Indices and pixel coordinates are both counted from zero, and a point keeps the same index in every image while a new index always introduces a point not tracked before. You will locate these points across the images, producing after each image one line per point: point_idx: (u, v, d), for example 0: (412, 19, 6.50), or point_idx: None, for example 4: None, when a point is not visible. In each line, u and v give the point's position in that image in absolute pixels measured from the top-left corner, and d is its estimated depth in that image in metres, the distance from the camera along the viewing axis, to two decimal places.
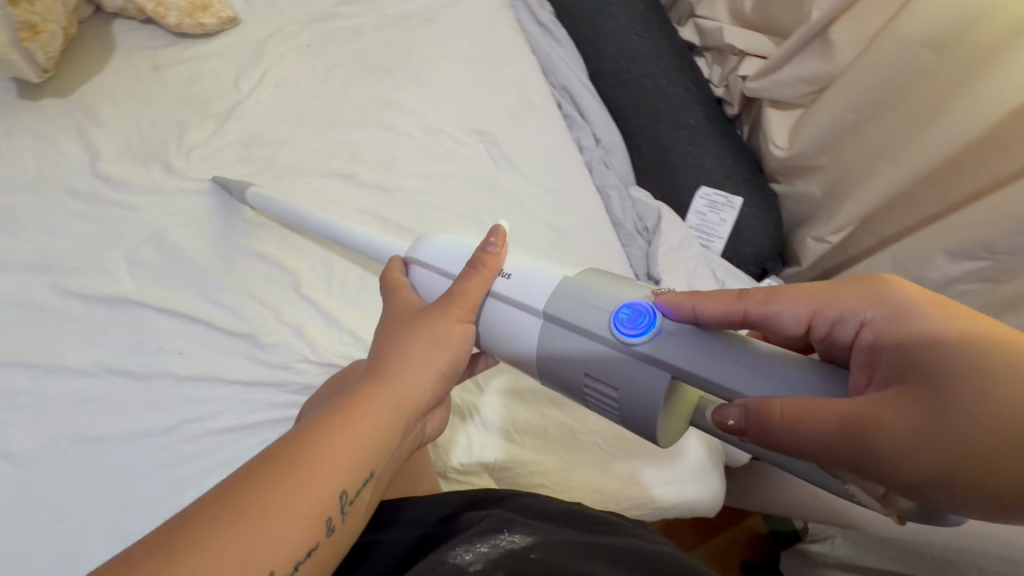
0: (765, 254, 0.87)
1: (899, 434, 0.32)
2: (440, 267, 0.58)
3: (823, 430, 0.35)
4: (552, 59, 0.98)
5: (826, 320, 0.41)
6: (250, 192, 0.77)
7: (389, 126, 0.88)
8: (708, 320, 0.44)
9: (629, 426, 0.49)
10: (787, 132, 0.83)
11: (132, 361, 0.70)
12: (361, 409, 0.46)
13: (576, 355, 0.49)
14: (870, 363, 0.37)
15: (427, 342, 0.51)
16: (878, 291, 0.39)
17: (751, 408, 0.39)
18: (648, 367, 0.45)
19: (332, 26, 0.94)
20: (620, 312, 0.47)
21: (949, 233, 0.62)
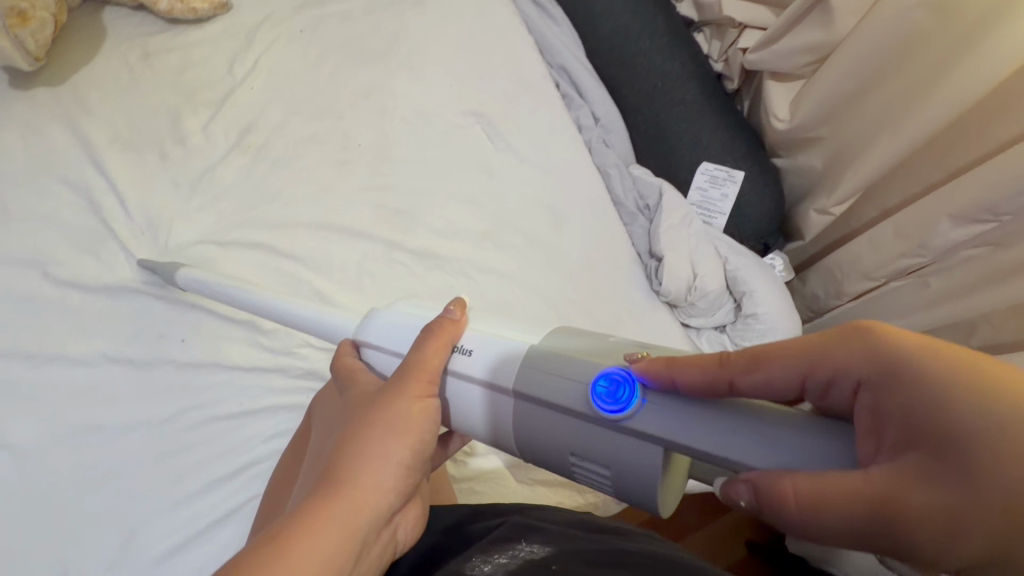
0: (766, 230, 0.86)
1: (933, 517, 0.27)
2: (392, 341, 0.53)
3: (848, 520, 0.29)
4: (548, 39, 0.97)
5: (819, 383, 0.33)
6: (185, 274, 0.70)
7: (382, 110, 0.89)
8: (690, 391, 0.38)
9: (627, 502, 0.44)
10: (788, 104, 0.81)
11: (133, 349, 0.72)
12: (299, 535, 0.37)
13: (556, 431, 0.44)
14: (878, 428, 0.31)
15: (387, 429, 0.43)
16: (868, 342, 0.31)
17: (761, 488, 0.33)
18: (637, 443, 0.41)
19: (323, 10, 0.94)
20: (597, 385, 0.42)
21: (951, 197, 0.60)
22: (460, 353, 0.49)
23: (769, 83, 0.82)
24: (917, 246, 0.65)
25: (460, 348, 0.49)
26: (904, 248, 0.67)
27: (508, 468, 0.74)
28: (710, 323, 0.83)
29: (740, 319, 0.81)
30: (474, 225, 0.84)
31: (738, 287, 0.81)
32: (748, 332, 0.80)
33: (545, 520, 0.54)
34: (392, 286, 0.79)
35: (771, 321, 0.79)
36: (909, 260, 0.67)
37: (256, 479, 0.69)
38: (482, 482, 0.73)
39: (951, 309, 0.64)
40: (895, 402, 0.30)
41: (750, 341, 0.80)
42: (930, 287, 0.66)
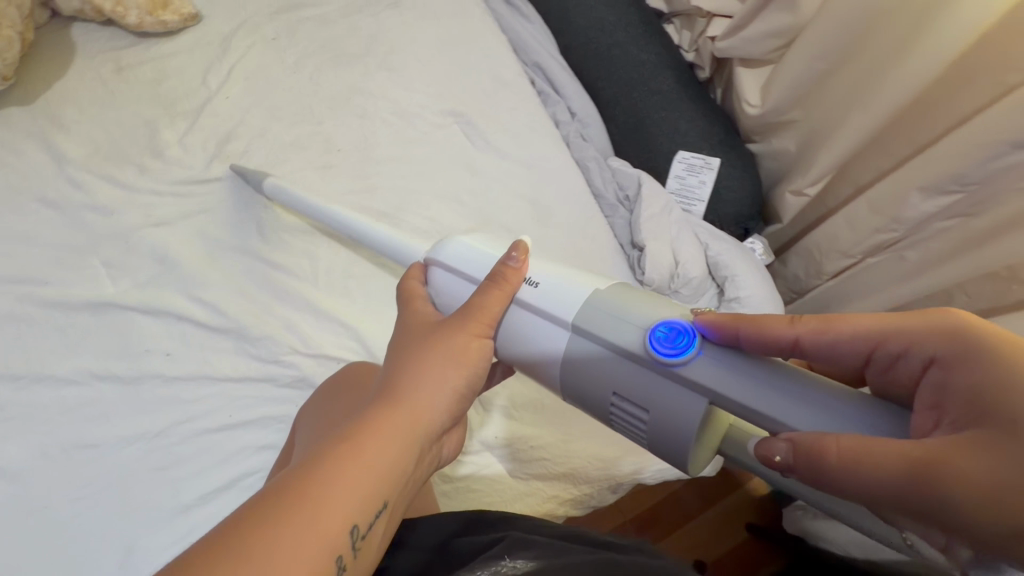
0: (746, 214, 0.87)
1: (982, 481, 0.30)
2: (464, 272, 0.56)
3: (891, 471, 0.32)
4: (522, 37, 0.99)
5: (890, 353, 0.37)
6: (267, 181, 0.79)
7: (362, 112, 0.89)
8: (755, 345, 0.41)
9: (658, 452, 0.46)
10: (759, 90, 0.82)
11: (118, 364, 0.71)
12: (372, 435, 0.44)
13: (606, 374, 0.46)
14: (938, 399, 0.34)
15: (445, 359, 0.48)
16: (948, 325, 0.35)
17: (804, 446, 0.35)
18: (681, 390, 0.43)
19: (297, 16, 0.95)
20: (656, 330, 0.44)
21: (922, 170, 0.61)
22: (527, 283, 0.51)
23: (739, 70, 0.83)
24: (891, 221, 0.66)
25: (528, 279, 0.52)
26: (878, 223, 0.67)
27: (503, 463, 0.74)
28: None
29: (723, 304, 0.82)
30: (459, 223, 0.84)
31: (720, 272, 0.82)
32: None
33: (532, 528, 0.57)
34: (380, 288, 0.79)
35: (754, 303, 0.79)
36: (884, 236, 0.68)
37: (250, 489, 0.68)
38: (480, 479, 0.73)
39: (930, 280, 0.66)
40: (962, 377, 0.33)
41: None
42: (907, 260, 0.67)
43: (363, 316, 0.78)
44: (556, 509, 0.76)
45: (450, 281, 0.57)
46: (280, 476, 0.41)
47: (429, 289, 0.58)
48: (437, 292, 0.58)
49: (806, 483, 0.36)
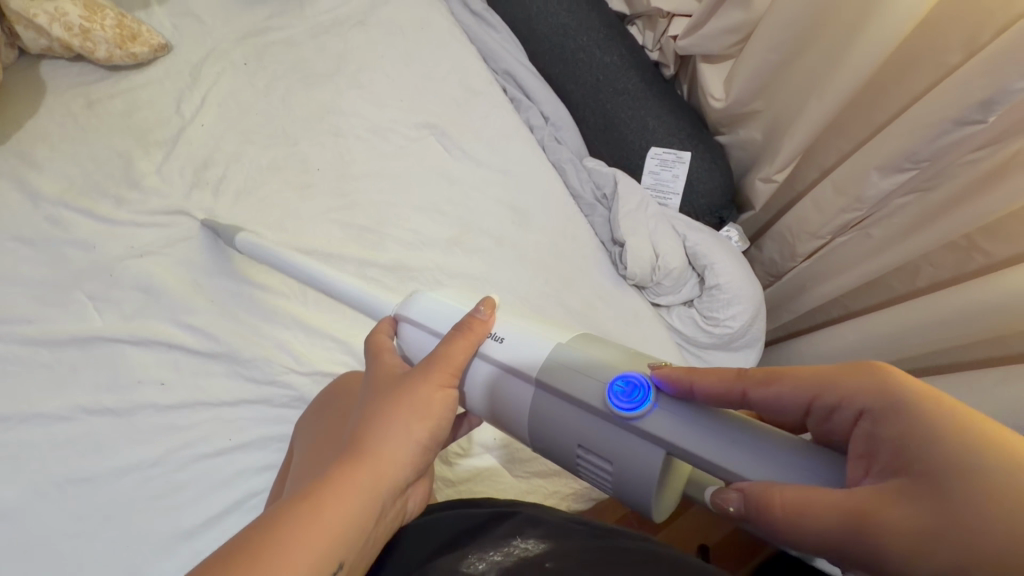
0: (719, 203, 0.90)
1: (908, 532, 0.31)
2: (430, 327, 0.58)
3: (828, 525, 0.34)
4: (490, 46, 1.01)
5: (825, 406, 0.38)
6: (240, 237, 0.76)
7: (336, 130, 0.90)
8: (708, 397, 0.42)
9: (624, 499, 0.48)
10: (722, 84, 0.85)
11: (109, 397, 0.71)
12: (335, 495, 0.44)
13: (569, 427, 0.48)
14: (869, 452, 0.36)
15: (410, 411, 0.49)
16: (874, 378, 0.36)
17: (753, 496, 0.37)
18: (641, 442, 0.44)
19: (266, 40, 0.96)
20: (614, 384, 0.46)
21: (877, 150, 0.63)
22: (492, 339, 0.54)
23: (702, 66, 0.86)
24: (854, 201, 0.68)
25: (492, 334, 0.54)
26: (843, 204, 0.70)
27: (503, 464, 0.75)
28: (678, 299, 0.86)
29: (705, 292, 0.84)
30: (442, 232, 0.86)
31: (700, 261, 0.84)
32: (714, 304, 0.83)
33: (549, 514, 0.60)
34: None
35: (733, 290, 0.82)
36: (850, 215, 0.70)
37: (252, 510, 0.69)
38: (480, 484, 0.74)
39: (896, 253, 0.69)
40: (888, 429, 0.35)
41: (716, 311, 0.83)
42: (872, 237, 0.70)
43: (352, 331, 0.79)
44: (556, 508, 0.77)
45: (417, 336, 0.59)
46: (242, 535, 0.41)
47: (397, 342, 0.60)
48: (406, 347, 0.60)
49: (759, 532, 0.38)
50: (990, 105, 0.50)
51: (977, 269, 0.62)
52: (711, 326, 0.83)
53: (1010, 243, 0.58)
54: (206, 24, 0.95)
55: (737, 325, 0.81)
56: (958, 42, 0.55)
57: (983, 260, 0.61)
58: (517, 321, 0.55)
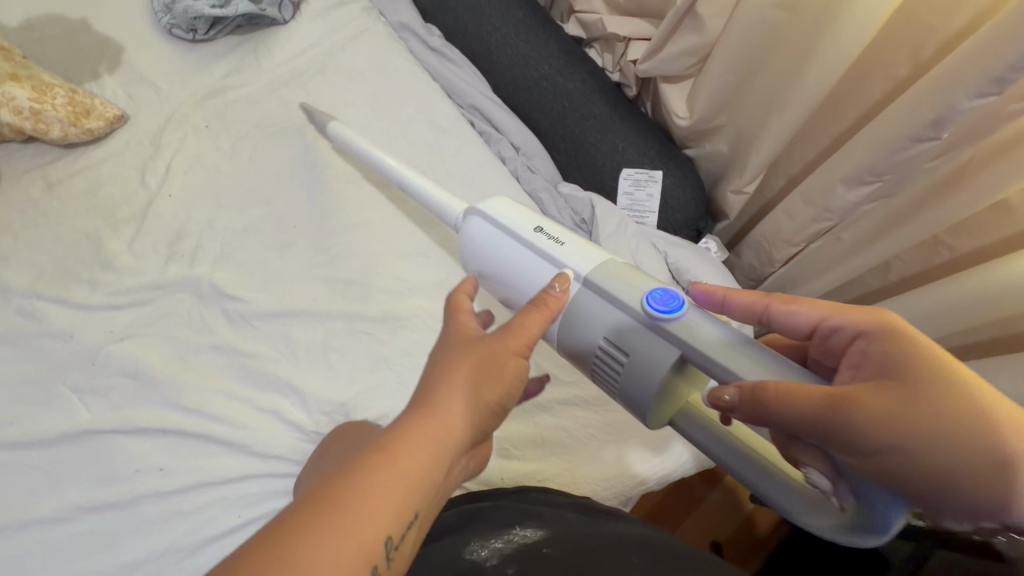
0: (695, 217, 0.92)
1: (876, 414, 0.40)
2: (501, 225, 0.62)
3: (816, 403, 0.41)
4: (453, 82, 1.01)
5: (830, 328, 0.47)
6: (331, 124, 0.87)
7: (310, 185, 0.90)
8: (734, 307, 0.53)
9: (626, 402, 0.53)
10: (684, 102, 0.87)
11: (108, 491, 0.69)
12: (406, 447, 0.45)
13: (599, 321, 0.53)
14: (857, 364, 0.44)
15: (479, 375, 0.50)
16: (876, 312, 0.45)
17: (748, 386, 0.43)
18: (660, 338, 0.49)
19: (226, 99, 0.94)
20: (653, 292, 0.51)
21: (840, 165, 0.65)
22: (553, 241, 0.58)
23: (664, 87, 0.88)
24: (823, 211, 0.70)
25: (551, 237, 0.59)
26: (813, 214, 0.72)
27: None
28: None
29: None
30: (427, 276, 0.86)
31: (683, 276, 0.86)
32: None
33: (548, 500, 0.64)
34: (362, 358, 0.80)
35: None
36: (820, 224, 0.72)
37: None
38: None
39: (868, 255, 0.71)
40: (880, 349, 0.43)
41: None
42: (844, 240, 0.73)
43: (349, 389, 0.78)
44: None
45: (477, 224, 0.64)
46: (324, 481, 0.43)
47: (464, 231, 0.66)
48: (467, 236, 0.66)
49: (748, 418, 0.44)
50: (942, 122, 0.53)
51: (944, 263, 0.65)
52: None
53: (971, 239, 0.61)
54: (161, 90, 0.93)
55: None
56: (904, 57, 0.59)
57: (949, 254, 0.64)
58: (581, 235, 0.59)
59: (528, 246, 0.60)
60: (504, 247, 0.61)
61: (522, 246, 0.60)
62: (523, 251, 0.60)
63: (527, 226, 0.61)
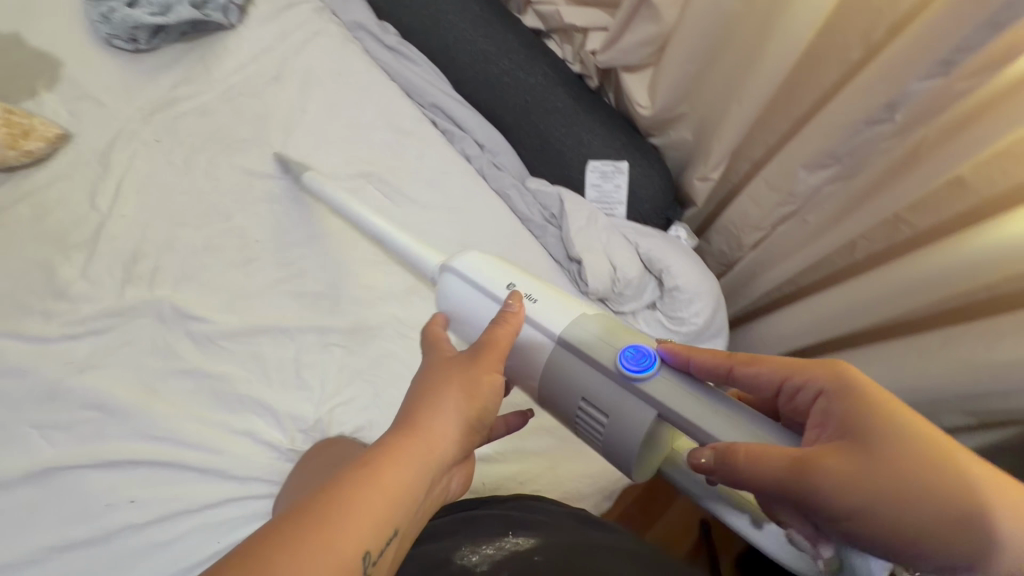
0: (664, 206, 0.91)
1: (844, 477, 0.40)
2: (473, 281, 0.61)
3: (781, 468, 0.41)
4: (413, 81, 0.99)
5: (794, 386, 0.47)
6: (306, 175, 0.85)
7: (272, 197, 0.87)
8: (700, 369, 0.50)
9: (612, 458, 0.53)
10: (646, 91, 0.86)
11: (80, 528, 0.67)
12: (388, 465, 0.45)
13: (576, 380, 0.53)
14: (822, 422, 0.44)
15: (460, 393, 0.49)
16: (836, 368, 0.45)
17: (720, 450, 0.43)
18: (636, 398, 0.50)
19: (175, 112, 0.91)
20: (625, 350, 0.51)
21: (802, 149, 0.66)
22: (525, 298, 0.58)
23: (625, 77, 0.87)
24: (787, 196, 0.71)
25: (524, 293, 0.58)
26: (777, 199, 0.73)
27: None
28: (642, 304, 0.86)
29: (666, 294, 0.85)
30: (398, 283, 0.84)
31: (655, 266, 0.86)
32: (677, 304, 0.84)
33: (544, 511, 0.63)
34: (335, 371, 0.78)
35: (692, 288, 0.84)
36: (784, 208, 0.73)
37: None
38: None
39: (832, 237, 0.72)
40: (842, 406, 0.43)
41: (680, 310, 0.84)
42: (808, 223, 0.73)
43: (325, 405, 0.76)
44: None
45: (449, 279, 0.64)
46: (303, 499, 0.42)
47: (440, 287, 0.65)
48: (439, 291, 0.65)
49: (725, 481, 0.44)
50: (894, 105, 0.56)
51: (906, 241, 0.65)
52: (678, 325, 0.85)
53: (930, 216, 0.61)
54: (106, 105, 0.89)
55: (702, 320, 0.83)
56: (856, 39, 0.59)
57: (909, 233, 0.64)
58: (551, 290, 0.58)
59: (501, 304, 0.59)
60: (477, 305, 0.61)
61: (495, 303, 0.60)
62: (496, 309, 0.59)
63: (499, 282, 0.60)
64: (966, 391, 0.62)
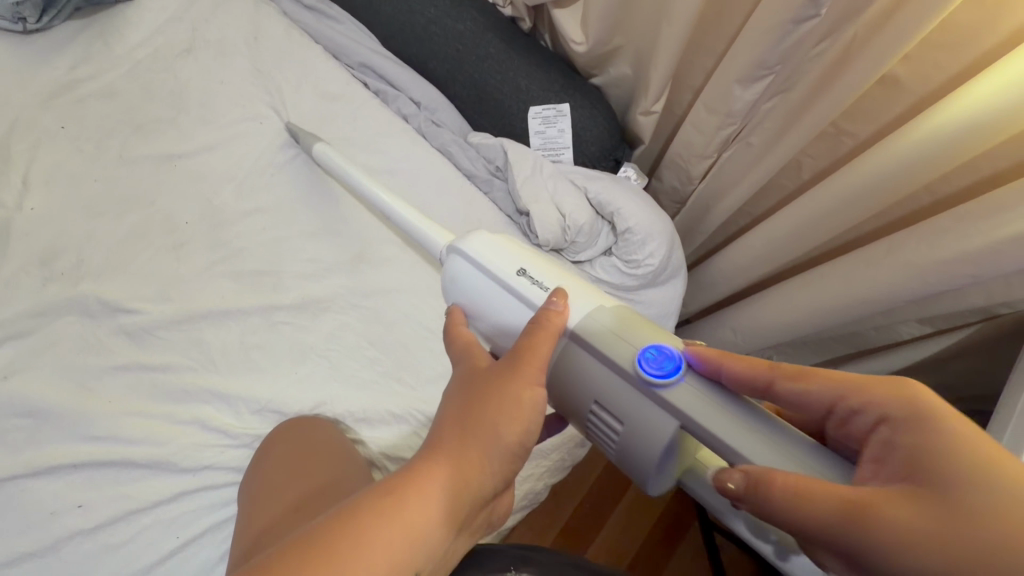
0: (611, 146, 0.87)
1: (907, 531, 0.32)
2: (483, 266, 0.55)
3: (826, 510, 0.34)
4: (337, 40, 0.93)
5: (849, 409, 0.39)
6: (318, 147, 0.81)
7: (198, 175, 0.82)
8: (732, 381, 0.43)
9: (625, 467, 0.48)
10: (579, 26, 0.82)
11: (21, 541, 0.63)
12: (413, 495, 0.38)
13: (591, 382, 0.48)
14: (882, 457, 0.36)
15: (495, 410, 0.42)
16: (906, 393, 0.37)
17: (754, 476, 0.37)
18: (657, 407, 0.44)
19: (78, 94, 0.84)
20: (646, 351, 0.45)
21: (735, 64, 0.63)
22: (536, 285, 0.52)
23: (556, 13, 0.83)
24: (726, 117, 0.69)
25: (534, 280, 0.53)
26: (717, 122, 0.70)
27: None
28: (597, 251, 0.85)
29: (620, 237, 0.83)
30: (343, 253, 0.81)
31: (606, 209, 0.83)
32: (631, 247, 0.81)
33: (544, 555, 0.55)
34: (286, 349, 0.75)
35: (645, 229, 0.80)
36: (726, 130, 0.71)
37: None
38: None
39: (774, 160, 0.70)
40: (908, 440, 0.35)
41: (635, 253, 0.81)
42: (753, 145, 0.71)
43: (279, 384, 0.73)
44: (534, 488, 0.78)
45: (454, 259, 0.58)
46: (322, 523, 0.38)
47: (448, 271, 0.58)
48: (444, 273, 0.59)
49: (756, 514, 0.38)
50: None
51: (848, 151, 0.64)
52: (635, 268, 0.82)
53: (870, 121, 0.61)
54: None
55: (658, 260, 0.80)
56: None
57: (852, 142, 0.64)
58: (569, 277, 0.53)
59: (508, 291, 0.53)
60: (481, 289, 0.55)
61: (500, 288, 0.54)
62: (504, 295, 0.53)
63: (508, 266, 0.54)
64: (917, 296, 0.61)
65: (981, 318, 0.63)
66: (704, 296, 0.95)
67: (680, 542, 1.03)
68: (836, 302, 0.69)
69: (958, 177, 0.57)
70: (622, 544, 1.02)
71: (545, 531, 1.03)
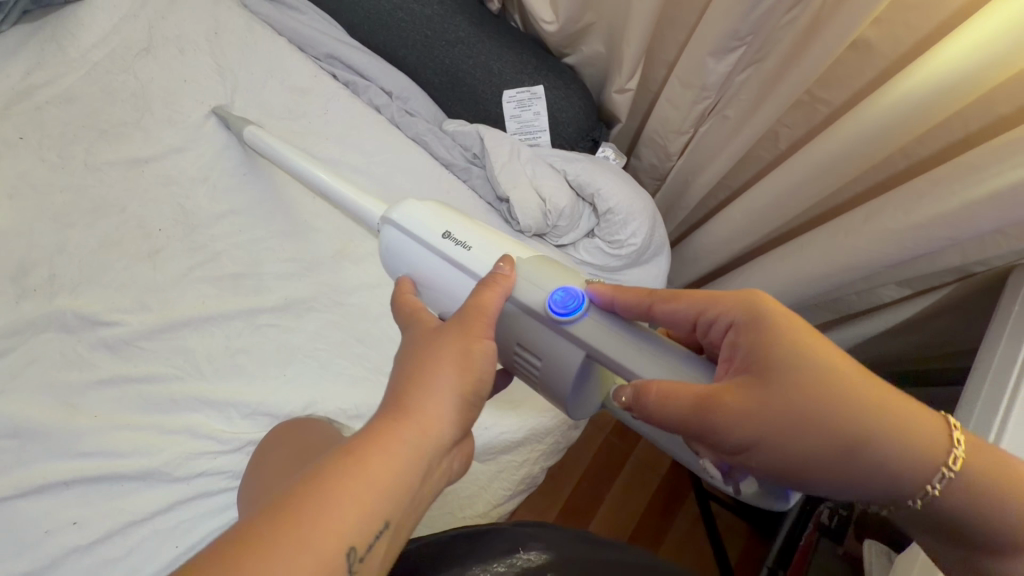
0: (588, 126, 0.86)
1: (741, 411, 0.37)
2: (413, 233, 0.56)
3: (685, 406, 0.39)
4: (300, 31, 0.90)
5: (709, 320, 0.43)
6: (247, 130, 0.79)
7: (168, 180, 0.80)
8: (624, 311, 0.46)
9: (548, 396, 0.50)
10: (548, 4, 0.80)
11: (18, 562, 0.62)
12: (374, 450, 0.38)
13: (508, 328, 0.49)
14: (731, 356, 0.41)
15: (448, 365, 0.41)
16: (747, 300, 0.40)
17: (637, 390, 0.41)
18: (566, 340, 0.46)
19: (36, 102, 0.80)
20: (554, 294, 0.47)
21: (706, 37, 0.63)
22: (460, 247, 0.53)
23: None
24: (701, 90, 0.69)
25: (460, 242, 0.53)
26: (692, 96, 0.70)
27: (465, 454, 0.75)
28: (580, 234, 0.84)
29: (602, 218, 0.82)
30: (325, 249, 0.80)
31: (586, 190, 0.82)
32: (614, 227, 0.81)
33: (548, 528, 0.57)
34: (270, 351, 0.74)
35: (626, 208, 0.80)
36: (702, 104, 0.71)
37: None
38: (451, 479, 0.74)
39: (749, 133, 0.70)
40: (750, 338, 0.39)
41: (618, 233, 0.81)
42: (728, 118, 0.71)
43: (269, 387, 0.73)
44: (531, 472, 0.79)
45: (387, 230, 0.59)
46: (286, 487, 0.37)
47: (382, 242, 0.59)
48: (381, 245, 0.60)
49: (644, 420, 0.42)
50: None
51: (823, 119, 0.65)
52: (618, 249, 0.82)
53: (843, 87, 0.61)
54: None
55: (640, 240, 0.80)
56: None
57: (826, 110, 0.64)
58: (503, 241, 0.53)
59: (437, 255, 0.54)
60: (411, 258, 0.55)
61: (429, 253, 0.54)
62: (433, 260, 0.54)
63: (436, 231, 0.55)
64: (893, 261, 0.63)
65: (958, 277, 0.64)
66: (687, 271, 0.96)
67: (678, 513, 1.06)
68: (816, 270, 0.70)
69: (930, 141, 0.58)
70: (623, 518, 1.05)
71: (545, 512, 1.04)
